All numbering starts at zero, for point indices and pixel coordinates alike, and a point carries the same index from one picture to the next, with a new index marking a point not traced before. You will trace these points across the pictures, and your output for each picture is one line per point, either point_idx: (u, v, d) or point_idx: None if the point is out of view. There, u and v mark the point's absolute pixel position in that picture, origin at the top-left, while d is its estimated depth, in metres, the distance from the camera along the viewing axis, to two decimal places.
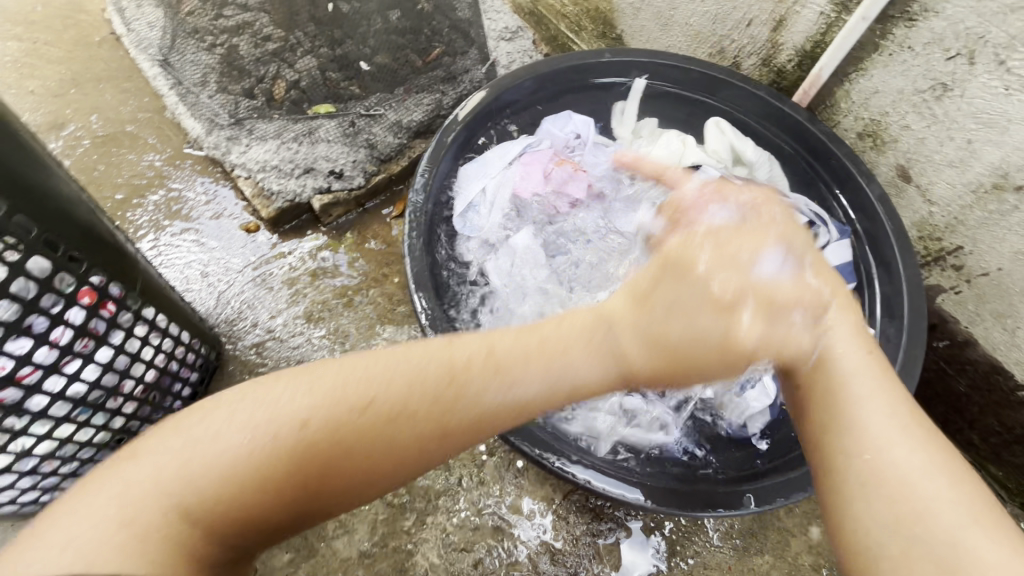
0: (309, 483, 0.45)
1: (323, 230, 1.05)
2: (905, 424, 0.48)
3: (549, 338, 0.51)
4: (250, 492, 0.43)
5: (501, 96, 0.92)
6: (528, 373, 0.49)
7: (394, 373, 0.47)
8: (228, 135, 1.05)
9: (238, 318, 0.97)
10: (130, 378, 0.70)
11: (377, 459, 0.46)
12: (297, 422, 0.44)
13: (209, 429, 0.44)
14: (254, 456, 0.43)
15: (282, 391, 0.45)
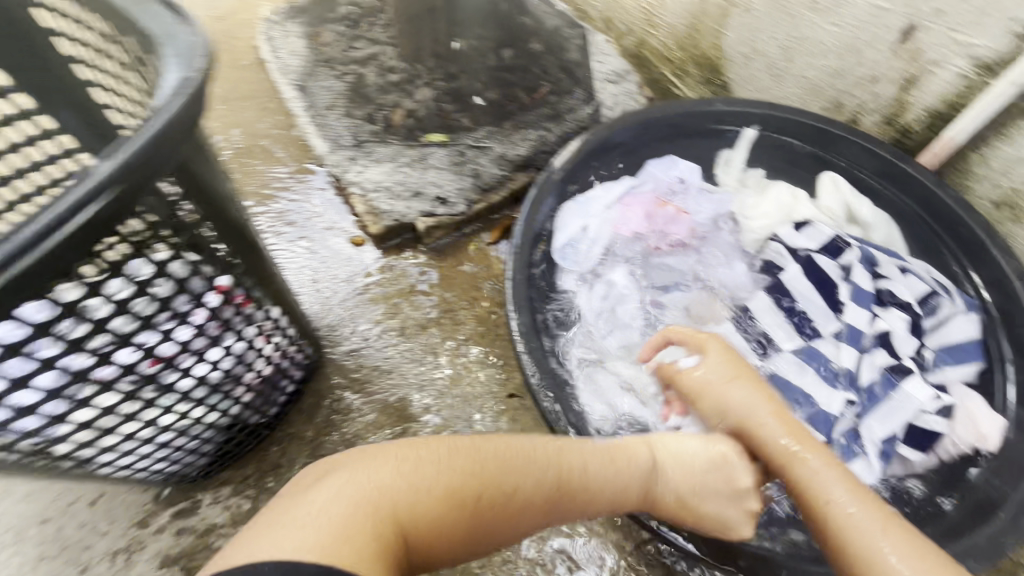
0: (473, 524, 0.53)
1: (423, 250, 1.11)
2: (886, 526, 0.56)
3: (619, 457, 0.63)
4: (437, 508, 0.51)
5: (608, 137, 0.93)
6: (609, 478, 0.62)
7: (526, 462, 0.56)
8: (347, 155, 1.13)
9: (339, 325, 1.03)
10: (252, 370, 0.78)
11: (518, 513, 0.56)
12: (479, 477, 0.53)
13: (389, 471, 0.50)
14: (454, 493, 0.51)
15: (439, 456, 0.53)
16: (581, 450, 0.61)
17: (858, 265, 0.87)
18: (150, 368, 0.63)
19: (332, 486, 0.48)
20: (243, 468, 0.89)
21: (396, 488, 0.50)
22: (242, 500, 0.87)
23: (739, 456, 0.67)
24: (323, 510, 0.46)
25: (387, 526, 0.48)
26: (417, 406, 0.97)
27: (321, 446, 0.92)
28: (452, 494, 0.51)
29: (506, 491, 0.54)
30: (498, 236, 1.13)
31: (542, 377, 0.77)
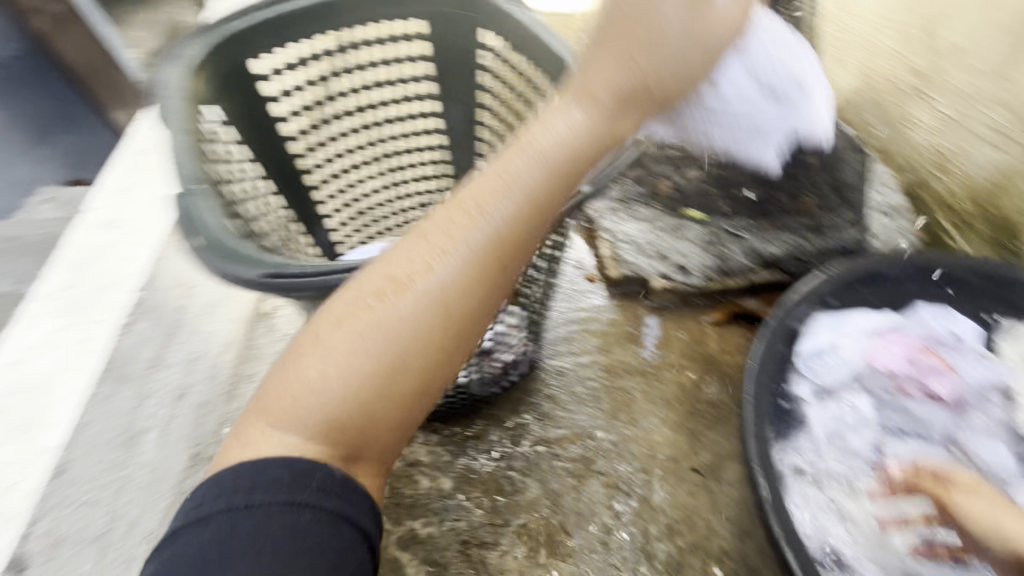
0: (445, 322, 0.57)
1: (648, 305, 1.22)
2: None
3: (563, 144, 0.59)
4: (371, 372, 0.54)
5: (879, 268, 0.95)
6: (526, 162, 0.59)
7: (417, 253, 0.58)
8: (609, 206, 1.25)
9: (556, 344, 1.16)
10: (500, 357, 0.97)
11: (463, 298, 0.57)
12: (404, 330, 0.55)
13: (334, 348, 0.55)
14: (398, 367, 0.55)
15: (378, 311, 0.55)
16: (497, 179, 0.59)
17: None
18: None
19: (283, 372, 0.56)
20: (453, 427, 1.05)
21: (371, 334, 0.55)
22: (443, 452, 1.02)
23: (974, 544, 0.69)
24: (327, 370, 0.54)
25: (329, 421, 0.54)
26: (605, 440, 1.04)
27: (516, 437, 1.04)
28: (392, 369, 0.55)
29: (385, 374, 0.55)
30: (719, 318, 1.20)
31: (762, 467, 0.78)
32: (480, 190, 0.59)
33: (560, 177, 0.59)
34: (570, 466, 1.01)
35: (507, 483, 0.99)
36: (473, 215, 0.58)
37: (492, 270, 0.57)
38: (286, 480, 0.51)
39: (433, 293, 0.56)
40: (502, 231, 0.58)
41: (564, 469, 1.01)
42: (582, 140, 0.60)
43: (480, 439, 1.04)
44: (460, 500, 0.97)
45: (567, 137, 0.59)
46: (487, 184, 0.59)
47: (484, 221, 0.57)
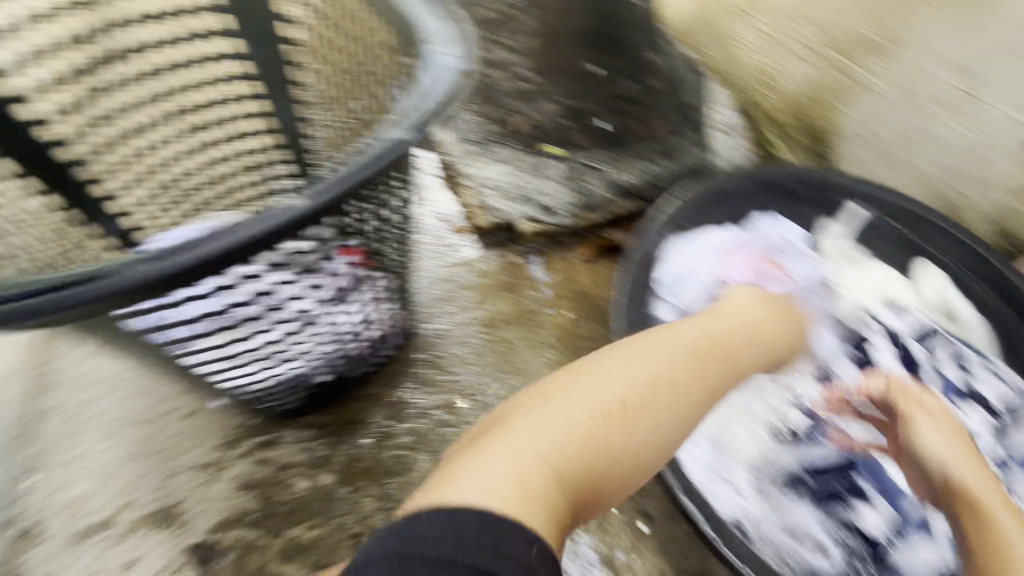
0: (587, 475, 0.56)
1: (518, 251, 1.18)
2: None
3: (675, 359, 0.67)
4: (594, 448, 0.56)
5: (720, 185, 0.98)
6: (660, 405, 0.62)
7: (636, 430, 0.60)
8: (468, 149, 1.20)
9: (431, 304, 1.10)
10: (366, 331, 0.87)
11: (641, 454, 0.60)
12: (618, 406, 0.60)
13: (534, 428, 0.56)
14: (606, 437, 0.58)
15: (546, 410, 0.58)
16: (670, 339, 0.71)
17: (942, 362, 0.90)
18: (265, 309, 0.68)
19: (514, 445, 0.55)
20: (328, 416, 0.95)
21: (525, 437, 0.55)
22: (320, 447, 0.93)
23: (950, 456, 0.71)
24: (522, 453, 0.54)
25: (554, 483, 0.53)
26: (490, 396, 1.01)
27: (399, 412, 0.97)
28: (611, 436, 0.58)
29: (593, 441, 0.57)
30: (590, 253, 1.19)
31: None
32: (667, 405, 0.63)
33: (703, 371, 0.68)
34: (458, 429, 0.97)
35: (395, 463, 0.93)
36: (677, 373, 0.67)
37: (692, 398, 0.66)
38: (451, 542, 0.45)
39: (663, 413, 0.62)
40: (626, 403, 0.60)
41: (452, 435, 0.96)
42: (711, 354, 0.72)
43: (360, 423, 0.96)
44: (347, 493, 0.89)
45: (691, 343, 0.71)
46: (698, 339, 0.73)
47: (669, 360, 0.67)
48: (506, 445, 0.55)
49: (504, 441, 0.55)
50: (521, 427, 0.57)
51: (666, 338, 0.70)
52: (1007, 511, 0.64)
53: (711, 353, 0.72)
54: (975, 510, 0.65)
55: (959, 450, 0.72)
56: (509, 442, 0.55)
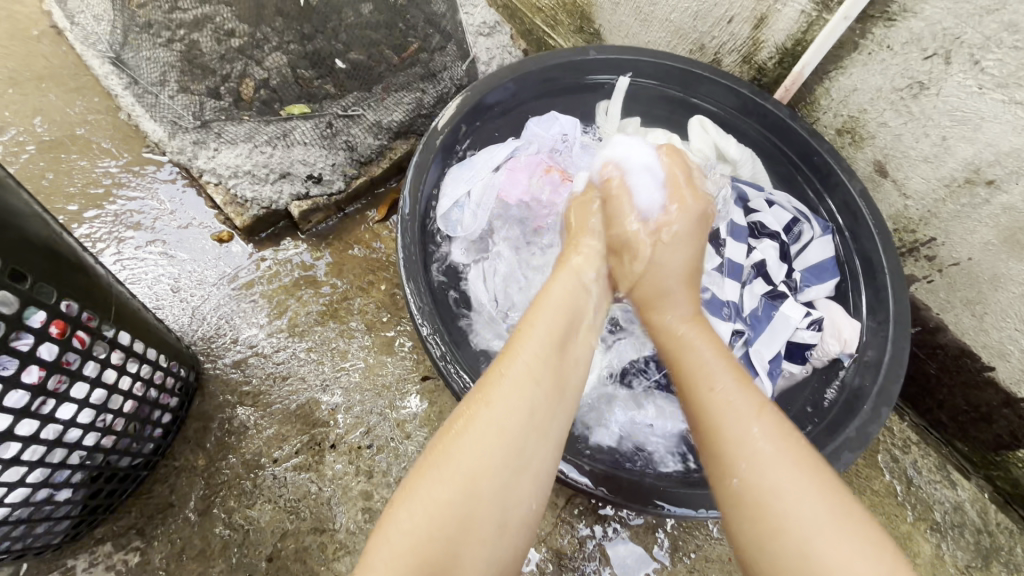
0: (478, 503, 0.48)
1: (303, 238, 1.00)
2: (759, 409, 0.56)
3: (559, 319, 0.62)
4: (488, 472, 0.49)
5: (483, 98, 0.91)
6: (534, 355, 0.57)
7: (516, 412, 0.52)
8: (193, 139, 0.98)
9: (217, 335, 0.91)
10: (109, 413, 0.64)
11: (535, 441, 0.52)
12: (474, 473, 0.49)
13: (437, 488, 0.48)
14: (496, 474, 0.49)
15: (435, 477, 0.49)
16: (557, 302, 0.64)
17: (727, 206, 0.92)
18: None
19: (412, 508, 0.48)
20: (125, 517, 0.77)
21: (428, 494, 0.48)
22: (128, 555, 0.75)
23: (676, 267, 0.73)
24: (416, 512, 0.47)
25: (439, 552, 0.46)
26: (325, 407, 0.87)
27: (217, 474, 0.81)
28: (476, 491, 0.49)
29: (464, 513, 0.47)
30: (387, 212, 1.05)
31: (440, 337, 0.76)
32: (536, 403, 0.54)
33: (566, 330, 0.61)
34: (297, 461, 0.83)
35: (232, 531, 0.78)
36: (534, 376, 0.55)
37: (552, 372, 0.57)
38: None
39: (522, 427, 0.52)
40: (513, 397, 0.53)
41: (291, 471, 0.82)
42: (553, 317, 0.61)
43: (172, 506, 0.78)
44: None
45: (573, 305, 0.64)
46: (568, 294, 0.65)
47: (508, 375, 0.55)
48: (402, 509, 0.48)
49: (403, 502, 0.49)
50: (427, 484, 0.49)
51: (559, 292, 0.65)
52: (727, 370, 0.59)
53: (552, 321, 0.61)
54: (700, 368, 0.60)
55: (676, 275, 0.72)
56: (400, 512, 0.48)
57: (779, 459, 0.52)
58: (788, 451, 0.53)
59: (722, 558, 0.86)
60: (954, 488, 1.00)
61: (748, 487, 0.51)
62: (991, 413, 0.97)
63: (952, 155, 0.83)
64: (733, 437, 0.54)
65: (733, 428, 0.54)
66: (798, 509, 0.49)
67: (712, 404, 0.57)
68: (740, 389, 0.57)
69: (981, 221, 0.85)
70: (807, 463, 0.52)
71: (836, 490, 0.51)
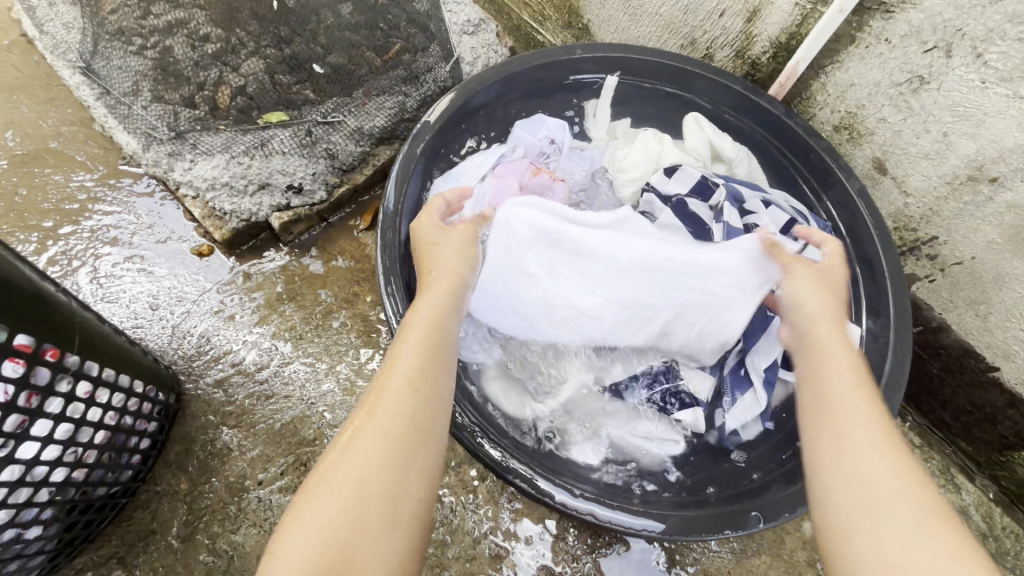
0: (368, 508, 0.45)
1: (286, 249, 0.98)
2: (883, 420, 0.53)
3: (432, 319, 0.60)
4: (377, 477, 0.47)
5: (468, 101, 0.88)
6: (410, 358, 0.55)
7: (399, 415, 0.50)
8: (169, 150, 0.95)
9: (199, 353, 0.88)
10: (78, 445, 0.62)
11: (422, 435, 0.51)
12: (367, 478, 0.47)
13: (320, 510, 0.45)
14: (377, 477, 0.47)
15: (320, 498, 0.45)
16: (435, 307, 0.62)
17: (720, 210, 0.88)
18: None
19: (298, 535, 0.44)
20: (105, 546, 0.75)
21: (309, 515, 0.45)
22: None
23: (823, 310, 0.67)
24: (301, 541, 0.43)
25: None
26: (310, 426, 0.85)
27: (200, 498, 0.79)
28: (370, 499, 0.46)
29: (355, 525, 0.44)
30: (371, 220, 1.02)
31: None
32: (414, 405, 0.51)
33: (439, 329, 0.59)
34: (282, 483, 0.81)
35: (216, 557, 0.76)
36: (412, 384, 0.53)
37: (436, 371, 0.55)
38: None
39: (407, 431, 0.50)
40: (400, 398, 0.51)
41: (276, 493, 0.80)
42: (430, 321, 0.60)
43: (153, 533, 0.76)
44: None
45: (447, 302, 0.63)
46: (439, 296, 0.63)
47: (389, 387, 0.52)
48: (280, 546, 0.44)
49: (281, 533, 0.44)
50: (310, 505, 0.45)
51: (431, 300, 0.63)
52: (857, 376, 0.57)
53: (428, 329, 0.59)
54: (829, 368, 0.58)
55: (825, 304, 0.67)
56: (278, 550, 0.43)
57: (892, 469, 0.48)
58: (902, 464, 0.49)
59: (721, 571, 0.84)
60: (959, 492, 0.97)
61: (856, 479, 0.49)
62: (996, 414, 0.95)
63: (954, 151, 0.80)
64: (849, 430, 0.52)
65: (852, 423, 0.52)
66: (906, 513, 0.45)
67: (830, 397, 0.55)
68: (869, 400, 0.54)
69: (984, 219, 0.82)
70: (922, 482, 0.48)
71: (945, 511, 0.46)
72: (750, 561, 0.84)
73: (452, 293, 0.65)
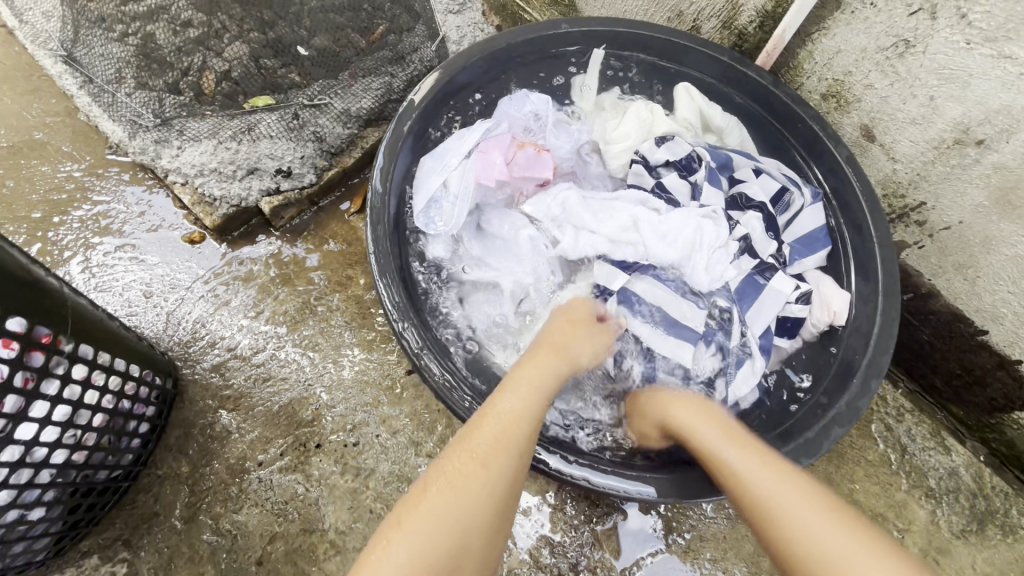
0: (457, 537, 0.53)
1: (277, 234, 0.97)
2: (830, 509, 0.56)
3: (533, 378, 0.66)
4: (475, 505, 0.54)
5: (452, 81, 0.88)
6: (516, 406, 0.62)
7: (493, 462, 0.57)
8: (155, 138, 0.95)
9: (194, 339, 0.89)
10: (76, 427, 0.63)
11: (500, 482, 0.56)
12: (464, 510, 0.54)
13: (424, 529, 0.52)
14: (468, 514, 0.54)
15: (418, 521, 0.53)
16: (537, 368, 0.68)
17: (706, 179, 0.88)
18: None
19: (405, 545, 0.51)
20: (109, 529, 0.76)
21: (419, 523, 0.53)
22: (115, 566, 0.75)
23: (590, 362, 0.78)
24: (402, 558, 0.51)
25: None
26: (308, 407, 0.86)
27: (201, 480, 0.80)
28: (466, 534, 0.53)
29: (451, 560, 0.52)
30: (362, 204, 1.02)
31: (420, 335, 0.75)
32: (514, 468, 0.58)
33: (540, 392, 0.65)
34: (282, 463, 0.82)
35: (219, 537, 0.77)
36: (510, 439, 0.59)
37: (532, 428, 0.61)
38: None
39: (503, 481, 0.56)
40: (505, 437, 0.59)
41: (277, 473, 0.81)
42: (531, 382, 0.66)
43: (157, 515, 0.77)
44: None
45: (546, 369, 0.68)
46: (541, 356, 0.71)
47: (494, 427, 0.59)
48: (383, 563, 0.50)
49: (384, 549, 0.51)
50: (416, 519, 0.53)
51: (544, 366, 0.69)
52: (806, 492, 0.58)
53: (535, 383, 0.66)
54: (778, 510, 0.56)
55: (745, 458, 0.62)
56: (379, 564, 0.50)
57: (822, 522, 0.55)
58: (871, 552, 0.52)
59: (717, 537, 0.85)
60: (949, 454, 0.99)
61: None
62: (985, 376, 0.96)
63: (941, 115, 0.80)
64: (815, 541, 0.53)
65: (802, 520, 0.55)
66: None
67: (740, 475, 0.61)
68: (783, 476, 0.59)
69: (970, 182, 0.82)
70: (876, 542, 0.53)
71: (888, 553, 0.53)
72: (744, 526, 0.86)
73: (557, 365, 0.70)
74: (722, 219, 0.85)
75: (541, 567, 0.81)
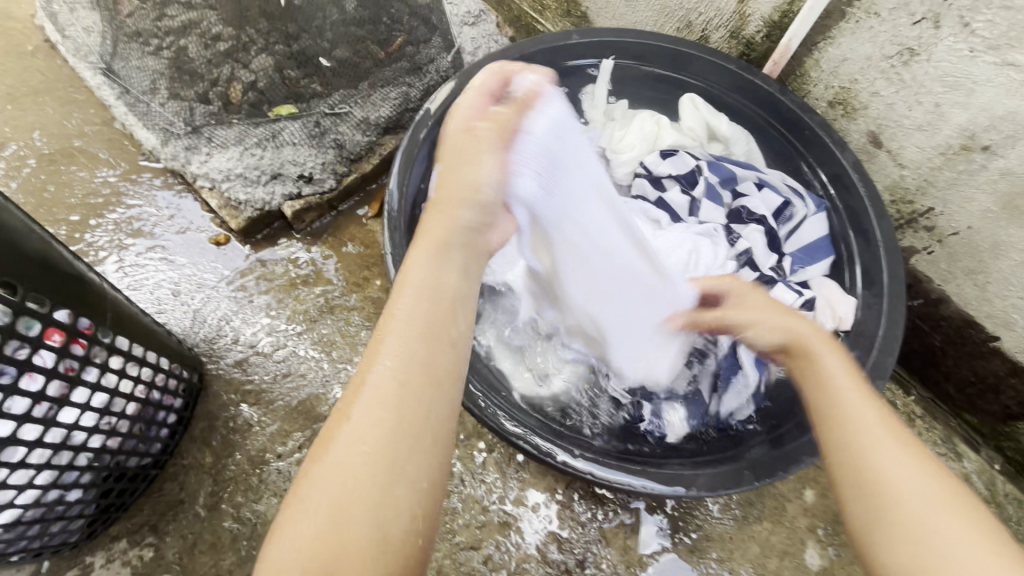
0: (348, 496, 0.44)
1: (298, 236, 1.02)
2: (881, 416, 0.55)
3: (421, 282, 0.53)
4: (384, 451, 0.45)
5: (469, 88, 0.91)
6: (398, 323, 0.51)
7: (386, 408, 0.46)
8: (186, 145, 1.01)
9: (218, 335, 0.93)
10: (112, 414, 0.68)
11: (399, 430, 0.46)
12: (354, 477, 0.44)
13: (312, 509, 0.44)
14: (365, 471, 0.44)
15: (308, 502, 0.44)
16: (432, 269, 0.54)
17: (705, 196, 0.90)
18: None
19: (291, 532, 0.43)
20: (139, 514, 0.80)
21: (310, 491, 0.44)
22: (143, 550, 0.79)
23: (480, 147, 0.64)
24: (294, 544, 0.43)
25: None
26: (325, 403, 0.89)
27: (223, 470, 0.83)
28: (360, 507, 0.43)
29: (342, 537, 0.42)
30: (379, 208, 1.05)
31: None
32: (409, 400, 0.47)
33: (434, 298, 0.52)
34: (300, 455, 0.85)
35: (240, 524, 0.81)
36: (406, 371, 0.48)
37: (429, 352, 0.49)
38: None
39: (405, 429, 0.46)
40: (395, 367, 0.48)
41: (295, 465, 0.85)
42: (423, 285, 0.53)
43: (182, 503, 0.81)
44: None
45: (432, 278, 0.53)
46: (427, 269, 0.54)
47: (381, 371, 0.48)
48: (280, 549, 0.43)
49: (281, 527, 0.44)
50: (308, 492, 0.44)
51: (428, 267, 0.54)
52: (846, 373, 0.59)
53: (426, 289, 0.52)
54: (820, 368, 0.60)
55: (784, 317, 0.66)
56: (276, 546, 0.43)
57: (905, 465, 0.51)
58: (909, 450, 0.52)
59: (723, 537, 0.86)
60: (961, 460, 0.99)
61: (857, 470, 0.52)
62: (998, 383, 0.96)
63: (946, 121, 0.81)
64: (860, 433, 0.53)
65: (852, 422, 0.54)
66: (923, 509, 0.48)
67: (817, 370, 0.60)
68: (864, 401, 0.56)
69: (978, 188, 0.83)
70: (949, 490, 0.49)
71: (958, 498, 0.49)
72: (751, 528, 0.87)
73: (445, 237, 0.57)
74: (721, 237, 0.87)
75: (548, 563, 0.83)
